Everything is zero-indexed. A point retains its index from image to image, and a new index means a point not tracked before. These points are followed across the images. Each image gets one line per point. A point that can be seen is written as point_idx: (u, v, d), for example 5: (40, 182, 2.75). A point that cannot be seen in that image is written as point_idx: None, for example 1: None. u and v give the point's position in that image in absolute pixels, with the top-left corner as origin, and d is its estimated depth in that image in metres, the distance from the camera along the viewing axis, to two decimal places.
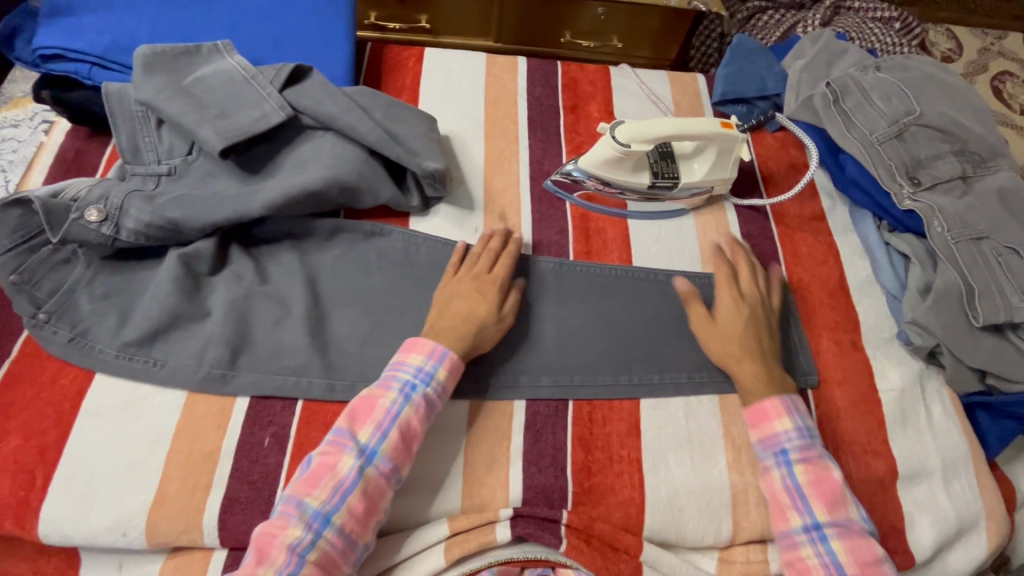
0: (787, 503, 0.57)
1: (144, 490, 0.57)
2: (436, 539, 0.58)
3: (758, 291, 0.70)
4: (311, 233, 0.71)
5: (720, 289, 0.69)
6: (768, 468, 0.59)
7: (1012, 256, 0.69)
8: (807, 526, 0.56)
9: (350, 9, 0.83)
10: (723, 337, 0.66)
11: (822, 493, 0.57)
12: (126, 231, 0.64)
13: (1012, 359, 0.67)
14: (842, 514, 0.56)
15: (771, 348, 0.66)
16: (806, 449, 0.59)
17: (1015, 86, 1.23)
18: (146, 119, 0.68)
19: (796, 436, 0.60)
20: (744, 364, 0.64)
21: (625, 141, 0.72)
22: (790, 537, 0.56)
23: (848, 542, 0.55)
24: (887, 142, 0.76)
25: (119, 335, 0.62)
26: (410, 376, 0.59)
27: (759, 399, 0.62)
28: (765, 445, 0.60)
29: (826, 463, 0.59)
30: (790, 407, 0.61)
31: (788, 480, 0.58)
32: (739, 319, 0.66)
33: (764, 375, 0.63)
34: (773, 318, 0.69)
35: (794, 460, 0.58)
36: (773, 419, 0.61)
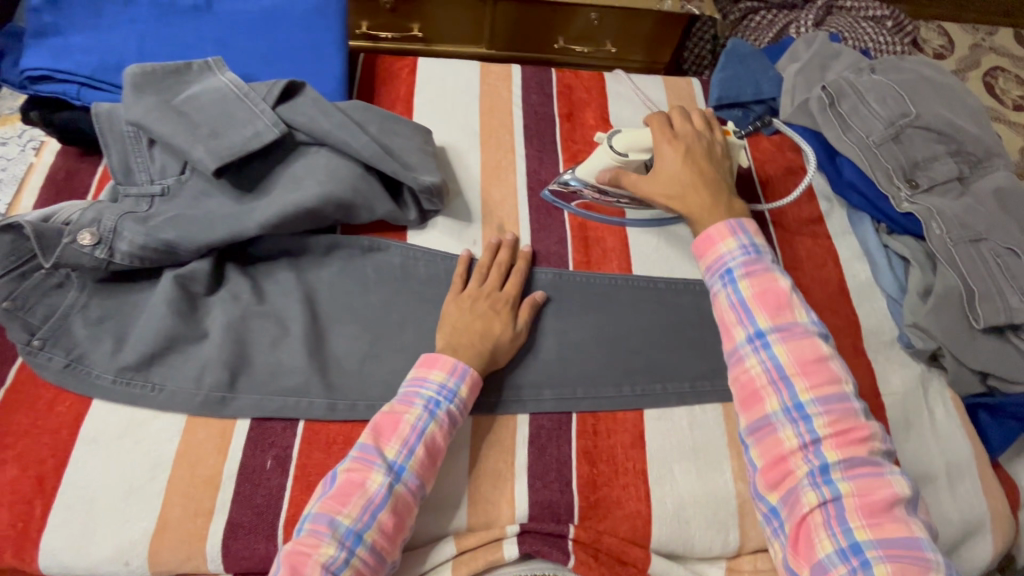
0: (733, 319, 0.58)
1: (145, 518, 0.56)
2: (444, 559, 0.58)
3: (698, 135, 0.71)
4: (308, 251, 0.70)
5: (658, 142, 0.71)
6: (717, 291, 0.60)
7: (1011, 257, 0.69)
8: (750, 337, 0.57)
9: (342, 21, 0.82)
10: (667, 184, 0.68)
11: (764, 302, 0.57)
12: (120, 253, 0.63)
13: (1014, 360, 0.67)
14: (786, 320, 0.57)
15: (716, 177, 0.68)
16: (750, 265, 0.59)
17: (1007, 82, 1.23)
18: (137, 139, 0.67)
19: (739, 254, 0.60)
20: (691, 198, 0.66)
21: (623, 148, 0.72)
22: (737, 353, 0.57)
23: (792, 344, 0.55)
24: (884, 145, 0.76)
25: (116, 360, 0.62)
26: (434, 392, 0.59)
27: (706, 229, 0.63)
28: (711, 270, 0.61)
29: (772, 275, 0.59)
30: (734, 229, 0.61)
31: (733, 298, 0.59)
32: (678, 164, 0.68)
33: (710, 205, 0.65)
34: (711, 154, 0.70)
35: (738, 277, 0.59)
36: (717, 243, 0.61)
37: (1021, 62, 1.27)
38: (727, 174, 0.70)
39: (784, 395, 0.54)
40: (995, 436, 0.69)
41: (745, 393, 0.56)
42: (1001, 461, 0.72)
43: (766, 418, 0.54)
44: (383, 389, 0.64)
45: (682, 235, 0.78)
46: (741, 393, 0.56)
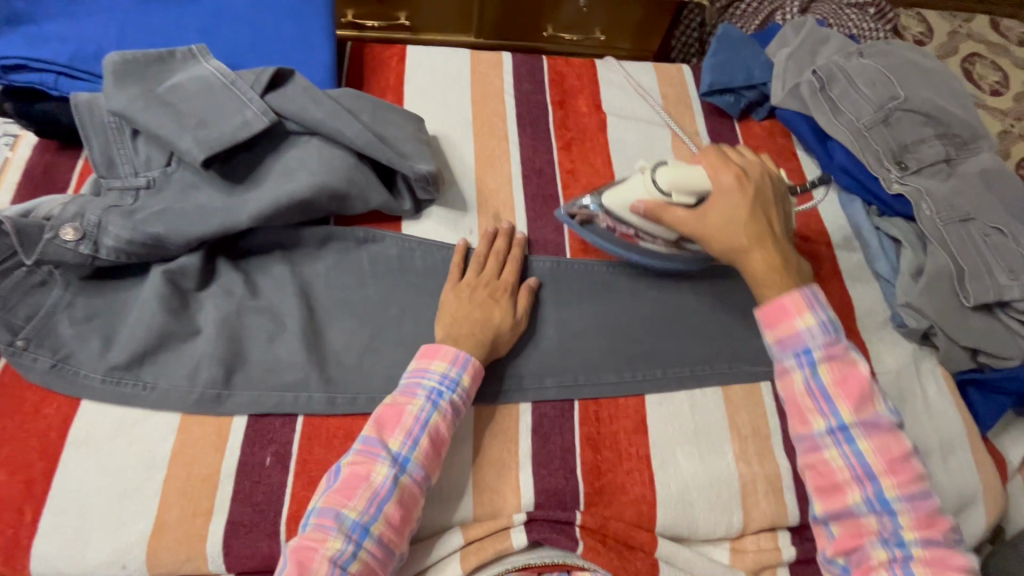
0: (810, 407, 0.56)
1: (142, 520, 0.55)
2: (452, 549, 0.58)
3: (761, 171, 0.65)
4: (301, 243, 0.69)
5: (717, 175, 0.64)
6: (791, 371, 0.57)
7: (998, 236, 0.70)
8: (832, 429, 0.55)
9: (329, 8, 0.80)
10: (724, 228, 0.61)
11: (848, 392, 0.55)
12: (106, 249, 0.61)
13: (1001, 337, 0.69)
14: (869, 411, 0.55)
15: (779, 227, 0.63)
16: (830, 347, 0.56)
17: (984, 67, 1.26)
18: (120, 130, 0.65)
19: (819, 332, 0.56)
20: (755, 253, 0.61)
21: (667, 186, 0.64)
22: (813, 441, 0.56)
23: (876, 441, 0.55)
24: (873, 128, 0.78)
25: (105, 359, 0.60)
26: (436, 382, 0.59)
27: (777, 296, 0.58)
28: (784, 346, 0.58)
29: (851, 359, 0.57)
30: (809, 300, 0.57)
31: (811, 383, 0.56)
32: (741, 207, 0.62)
33: (778, 264, 0.60)
34: (773, 195, 0.64)
35: (818, 361, 0.56)
36: (793, 316, 0.57)
37: (997, 48, 1.29)
38: (787, 222, 0.65)
39: (867, 490, 0.54)
40: (985, 412, 0.70)
41: (822, 482, 0.56)
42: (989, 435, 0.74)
43: (849, 510, 0.55)
44: (384, 381, 0.63)
45: None
46: (819, 481, 0.56)
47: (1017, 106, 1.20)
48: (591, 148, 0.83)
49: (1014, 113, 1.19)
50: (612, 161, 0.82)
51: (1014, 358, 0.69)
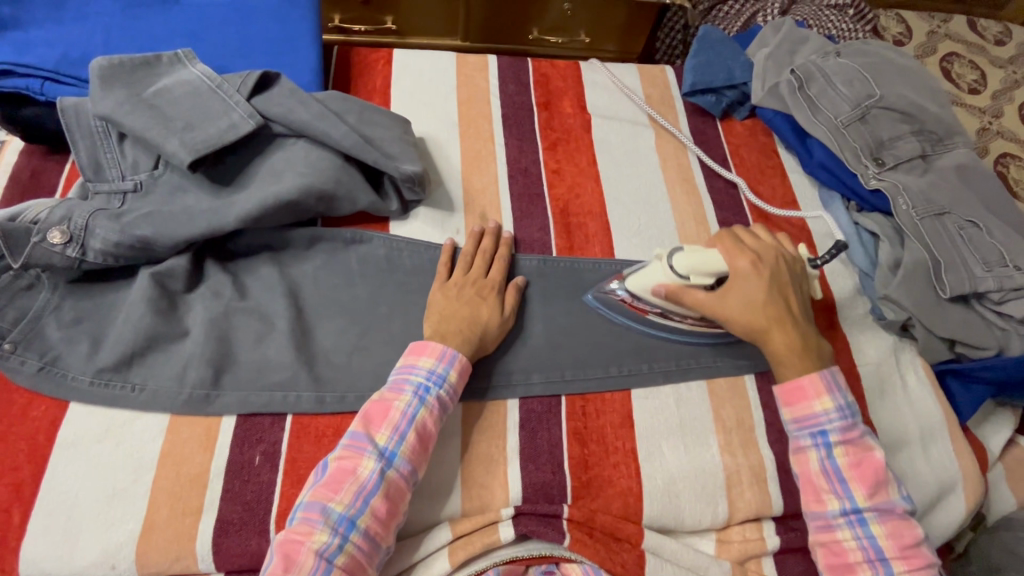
0: (825, 486, 0.59)
1: (131, 520, 0.55)
2: (440, 544, 0.58)
3: (776, 254, 0.65)
4: (289, 244, 0.69)
5: (733, 261, 0.63)
6: (807, 450, 0.60)
7: (973, 229, 0.72)
8: (845, 511, 0.57)
9: (314, 13, 0.82)
10: (744, 312, 0.62)
11: (863, 476, 0.58)
12: (93, 252, 0.61)
13: (978, 327, 0.70)
14: (882, 497, 0.58)
15: (797, 310, 0.64)
16: (846, 430, 0.59)
17: (962, 66, 1.28)
18: (107, 134, 0.65)
19: (836, 415, 0.59)
20: (777, 333, 0.62)
21: (685, 271, 0.63)
22: (827, 520, 0.58)
23: (889, 526, 0.57)
24: (851, 125, 0.79)
25: (94, 361, 0.60)
26: (423, 377, 0.59)
27: (794, 376, 0.61)
28: (802, 426, 0.60)
29: (865, 443, 0.59)
30: (828, 384, 0.60)
31: (826, 464, 0.59)
32: (760, 292, 0.62)
33: (799, 345, 0.62)
34: (789, 278, 0.65)
35: (834, 443, 0.59)
36: (812, 399, 0.60)
37: (975, 47, 1.32)
38: (806, 301, 0.66)
39: (879, 573, 0.56)
40: (964, 400, 0.72)
41: (834, 561, 0.58)
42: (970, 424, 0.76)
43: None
44: (372, 380, 0.64)
45: (662, 218, 0.79)
46: (832, 560, 0.58)
47: (995, 104, 1.23)
48: (576, 148, 0.84)
49: (991, 110, 1.22)
50: (597, 160, 0.83)
51: (991, 348, 0.70)
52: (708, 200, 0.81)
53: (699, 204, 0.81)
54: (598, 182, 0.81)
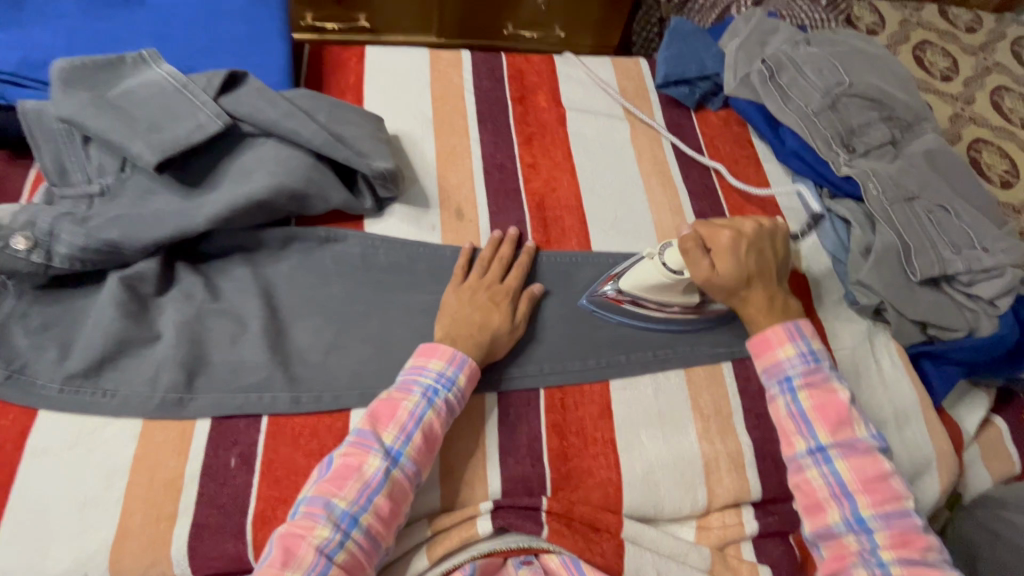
0: (792, 429, 0.61)
1: (104, 527, 0.54)
2: (419, 540, 0.59)
3: (757, 224, 0.68)
4: (262, 245, 0.69)
5: (714, 236, 0.66)
6: (775, 397, 0.63)
7: (941, 213, 0.73)
8: (811, 450, 0.59)
9: (283, 12, 0.82)
10: (728, 281, 0.65)
11: (825, 416, 0.60)
12: (60, 257, 0.60)
13: (949, 309, 0.71)
14: (846, 435, 0.59)
15: (774, 275, 0.67)
16: (809, 374, 0.62)
17: (934, 54, 1.30)
18: (71, 137, 0.64)
19: (799, 361, 0.63)
20: (752, 297, 0.66)
21: (678, 267, 0.66)
22: (796, 462, 0.60)
23: (852, 462, 0.58)
24: (822, 113, 0.80)
25: (62, 367, 0.59)
26: (433, 380, 0.59)
27: (763, 330, 0.65)
28: (770, 373, 0.64)
29: (831, 386, 0.62)
30: (793, 332, 0.64)
31: (792, 407, 0.61)
32: (742, 260, 0.65)
33: (768, 306, 0.66)
34: (768, 245, 0.68)
35: (797, 386, 0.62)
36: (776, 347, 0.64)
37: (946, 36, 1.33)
38: (783, 266, 0.69)
39: (845, 510, 0.57)
40: (937, 381, 0.73)
41: (806, 502, 0.59)
42: (946, 406, 0.76)
43: (830, 529, 0.58)
44: (349, 378, 0.63)
45: (638, 210, 0.79)
46: (804, 501, 0.59)
47: (966, 91, 1.24)
48: (552, 142, 0.84)
49: (964, 97, 1.23)
50: (573, 154, 0.83)
51: (961, 330, 0.71)
52: (684, 192, 0.82)
53: (676, 196, 0.81)
54: (574, 175, 0.81)
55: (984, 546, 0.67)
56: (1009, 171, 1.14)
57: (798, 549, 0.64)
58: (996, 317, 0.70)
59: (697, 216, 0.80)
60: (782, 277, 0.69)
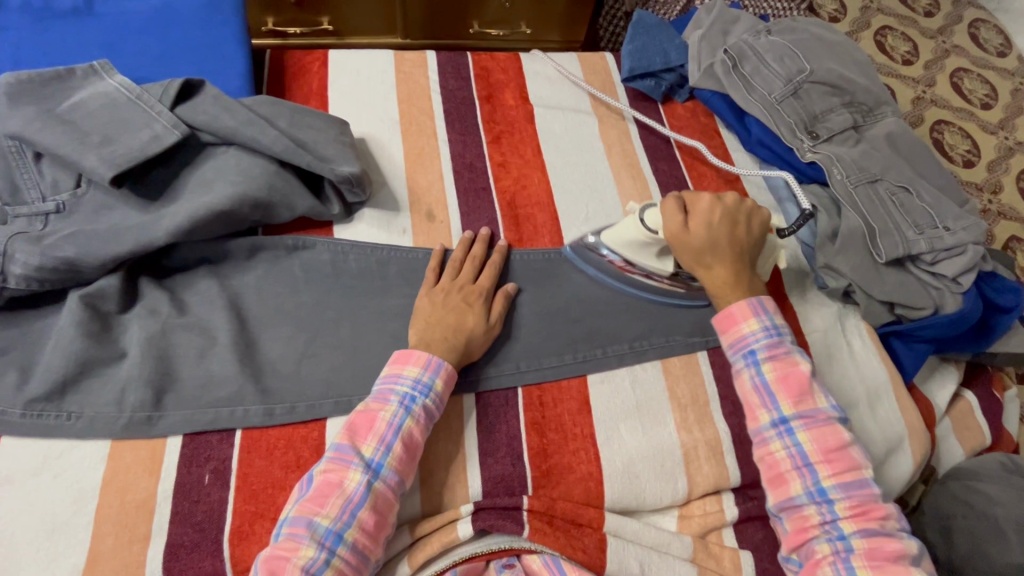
0: (757, 402, 0.62)
1: (73, 554, 0.53)
2: (401, 547, 0.59)
3: (737, 198, 0.70)
4: (228, 256, 0.68)
5: (695, 199, 0.69)
6: (740, 371, 0.64)
7: (904, 194, 0.75)
8: (775, 422, 0.61)
9: (239, 18, 0.81)
10: (695, 243, 0.67)
11: (788, 387, 0.61)
12: (14, 277, 0.58)
13: (914, 289, 0.73)
14: (808, 406, 0.61)
15: (745, 251, 0.69)
16: (773, 347, 0.63)
17: (895, 39, 1.32)
18: (21, 154, 0.63)
19: (763, 334, 0.64)
20: (716, 266, 0.67)
21: (655, 226, 0.69)
22: (761, 435, 0.61)
23: (813, 432, 0.60)
24: (785, 101, 0.81)
25: (23, 391, 0.57)
26: (409, 387, 0.59)
27: (728, 305, 0.66)
28: (734, 348, 0.65)
29: (793, 358, 0.63)
30: (756, 308, 0.65)
31: (756, 380, 0.63)
32: (715, 227, 0.67)
33: (732, 278, 0.67)
34: (745, 221, 0.69)
35: (762, 359, 0.63)
36: (740, 322, 0.65)
37: (906, 20, 1.36)
38: (756, 248, 0.70)
39: (807, 480, 0.59)
40: (907, 359, 0.74)
41: (770, 475, 0.60)
42: (917, 382, 0.78)
43: (793, 501, 0.59)
44: (323, 387, 0.62)
45: (609, 203, 0.79)
46: (768, 473, 0.61)
47: (927, 74, 1.27)
48: (520, 139, 0.84)
49: (925, 80, 1.26)
50: (542, 151, 0.83)
51: (927, 308, 0.72)
52: (655, 184, 0.82)
53: (646, 188, 0.81)
54: (545, 172, 0.81)
55: (956, 516, 0.69)
56: (970, 151, 1.17)
57: (777, 532, 0.65)
58: (960, 295, 0.71)
59: None
60: (752, 258, 0.69)
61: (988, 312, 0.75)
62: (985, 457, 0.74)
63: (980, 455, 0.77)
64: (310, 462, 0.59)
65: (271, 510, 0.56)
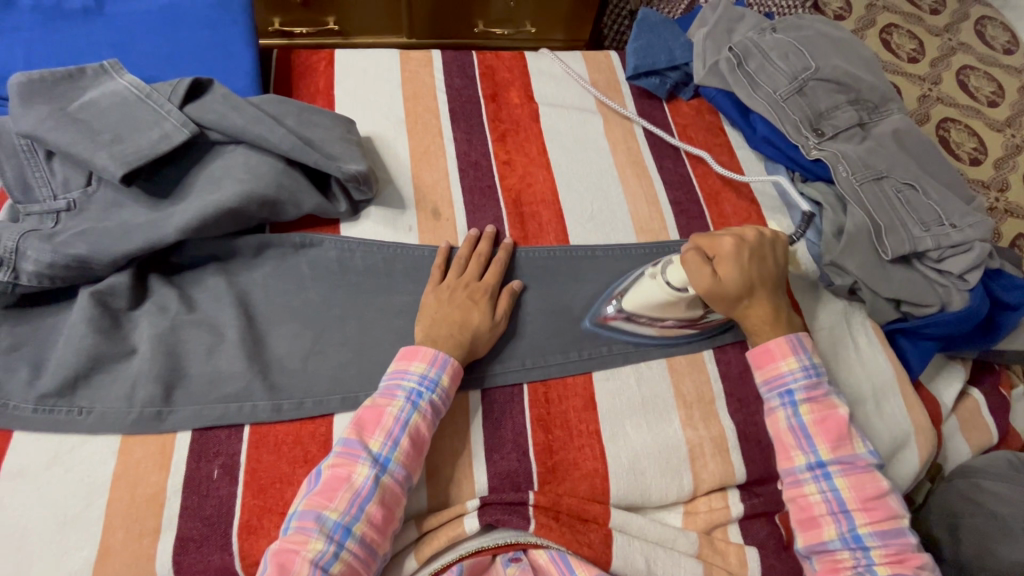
0: (792, 443, 0.62)
1: (85, 547, 0.53)
2: (408, 541, 0.59)
3: (757, 232, 0.68)
4: (236, 253, 0.68)
5: (717, 242, 0.66)
6: (775, 410, 0.64)
7: (910, 191, 0.75)
8: (811, 465, 0.61)
9: (247, 17, 0.82)
10: (730, 288, 0.64)
11: (826, 431, 0.61)
12: (27, 274, 0.59)
13: (921, 286, 0.72)
14: (846, 451, 0.61)
15: (776, 284, 0.67)
16: (811, 388, 0.63)
17: (901, 37, 1.32)
18: (33, 153, 0.63)
19: (801, 375, 0.64)
20: (755, 306, 0.66)
21: (681, 284, 0.65)
22: (795, 476, 0.61)
23: (851, 478, 0.60)
24: (790, 98, 0.81)
25: (35, 387, 0.58)
26: (415, 383, 0.59)
27: (765, 340, 0.66)
28: (771, 386, 0.64)
29: (831, 401, 0.63)
30: (795, 346, 0.65)
31: (793, 421, 0.62)
32: (745, 268, 0.65)
33: (771, 316, 0.66)
34: (770, 252, 0.68)
35: (799, 401, 0.63)
36: (779, 360, 0.64)
37: (912, 18, 1.35)
38: (785, 276, 0.69)
39: (842, 525, 0.59)
40: (914, 356, 0.74)
41: (802, 516, 0.61)
42: (923, 380, 0.78)
43: (825, 545, 0.59)
44: (330, 383, 0.63)
45: (614, 202, 0.79)
46: (800, 515, 0.61)
47: (933, 71, 1.26)
48: (525, 137, 0.84)
49: (931, 78, 1.25)
50: (547, 149, 0.83)
51: (934, 305, 0.72)
52: (660, 182, 0.82)
53: (651, 186, 0.81)
54: (550, 170, 0.81)
55: (963, 514, 0.68)
56: (977, 149, 1.16)
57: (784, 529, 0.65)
58: (967, 291, 0.71)
59: (673, 205, 0.80)
60: (785, 287, 0.69)
61: (995, 309, 0.75)
62: (991, 455, 0.74)
63: (987, 453, 0.76)
64: (317, 456, 0.60)
65: (279, 505, 0.57)
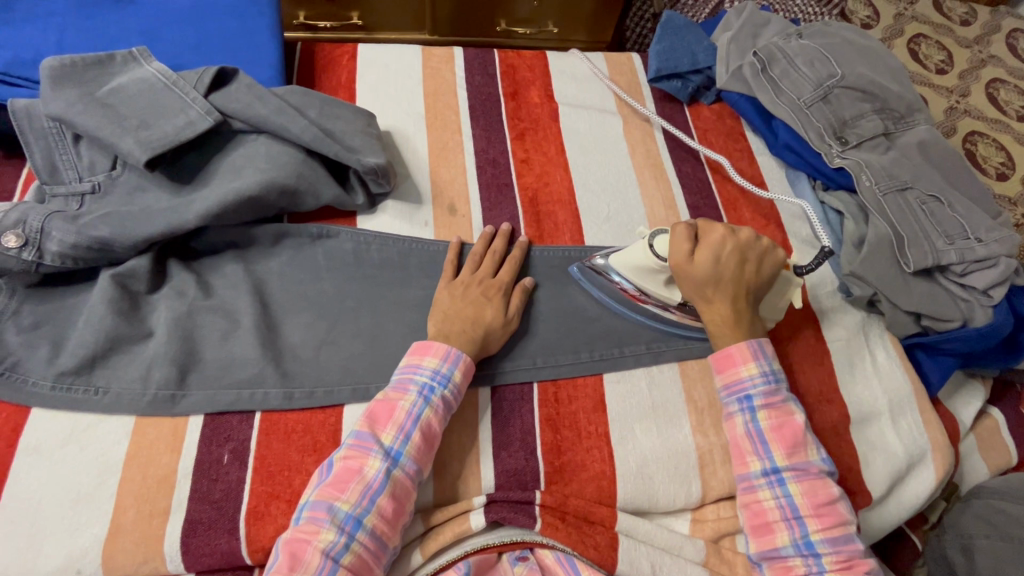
0: (748, 449, 0.60)
1: (97, 524, 0.54)
2: (414, 536, 0.59)
3: (754, 236, 0.66)
4: (254, 241, 0.69)
5: (708, 228, 0.66)
6: (733, 415, 0.62)
7: (935, 203, 0.73)
8: (766, 471, 0.59)
9: (274, 10, 0.83)
10: (699, 273, 0.64)
11: (782, 437, 0.60)
12: (50, 254, 0.60)
13: (943, 300, 0.71)
14: (800, 458, 0.60)
15: (750, 289, 0.66)
16: (770, 395, 0.62)
17: (929, 47, 1.29)
18: (62, 136, 0.65)
19: (760, 380, 0.62)
20: (717, 300, 0.65)
21: (663, 254, 0.66)
22: (749, 482, 0.60)
23: (805, 485, 0.58)
24: (814, 105, 0.80)
25: (54, 364, 0.59)
26: (428, 378, 0.59)
27: (726, 344, 0.64)
28: (731, 391, 0.63)
29: (788, 408, 0.62)
30: (755, 351, 0.63)
31: (750, 426, 0.61)
32: (721, 260, 0.64)
33: (731, 317, 0.64)
34: (756, 259, 0.66)
35: (757, 407, 0.61)
36: (740, 366, 0.63)
37: (942, 29, 1.33)
38: (762, 288, 0.67)
39: (795, 532, 0.58)
40: (932, 372, 0.73)
41: (756, 522, 0.59)
42: (941, 397, 0.76)
43: (777, 551, 0.58)
44: (341, 374, 0.63)
45: (631, 205, 0.79)
46: (753, 521, 0.59)
47: (962, 83, 1.24)
48: (544, 137, 0.84)
49: (959, 90, 1.23)
50: (565, 149, 0.83)
51: (956, 320, 0.70)
52: (677, 185, 0.81)
53: (669, 189, 0.81)
54: (567, 170, 0.81)
55: (978, 535, 0.67)
56: (1004, 163, 1.14)
57: None
58: (990, 308, 0.69)
59: (690, 210, 0.79)
60: (757, 295, 0.67)
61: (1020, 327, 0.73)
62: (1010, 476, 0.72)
63: (1005, 475, 0.75)
64: (326, 447, 0.60)
65: (287, 493, 0.57)
